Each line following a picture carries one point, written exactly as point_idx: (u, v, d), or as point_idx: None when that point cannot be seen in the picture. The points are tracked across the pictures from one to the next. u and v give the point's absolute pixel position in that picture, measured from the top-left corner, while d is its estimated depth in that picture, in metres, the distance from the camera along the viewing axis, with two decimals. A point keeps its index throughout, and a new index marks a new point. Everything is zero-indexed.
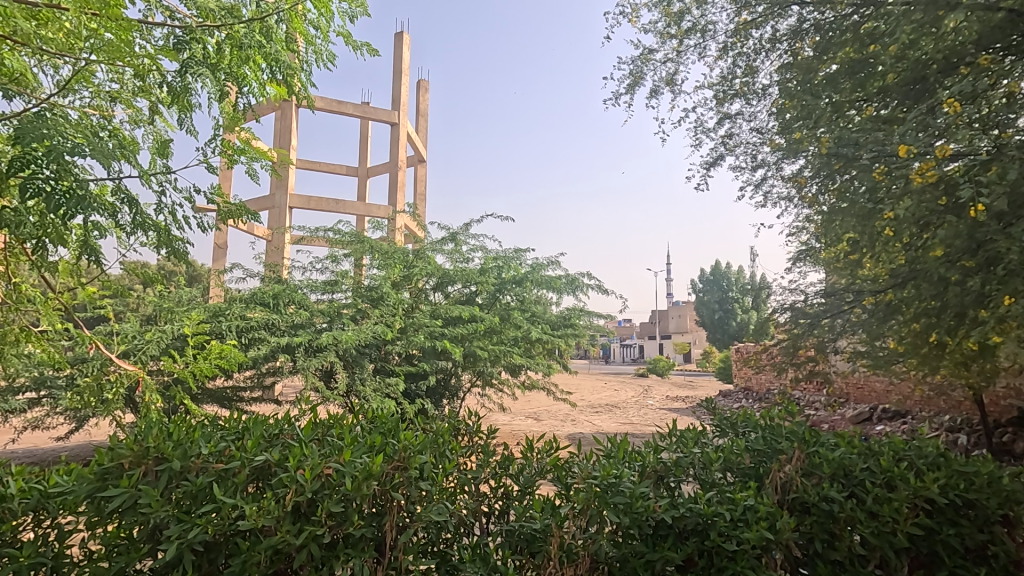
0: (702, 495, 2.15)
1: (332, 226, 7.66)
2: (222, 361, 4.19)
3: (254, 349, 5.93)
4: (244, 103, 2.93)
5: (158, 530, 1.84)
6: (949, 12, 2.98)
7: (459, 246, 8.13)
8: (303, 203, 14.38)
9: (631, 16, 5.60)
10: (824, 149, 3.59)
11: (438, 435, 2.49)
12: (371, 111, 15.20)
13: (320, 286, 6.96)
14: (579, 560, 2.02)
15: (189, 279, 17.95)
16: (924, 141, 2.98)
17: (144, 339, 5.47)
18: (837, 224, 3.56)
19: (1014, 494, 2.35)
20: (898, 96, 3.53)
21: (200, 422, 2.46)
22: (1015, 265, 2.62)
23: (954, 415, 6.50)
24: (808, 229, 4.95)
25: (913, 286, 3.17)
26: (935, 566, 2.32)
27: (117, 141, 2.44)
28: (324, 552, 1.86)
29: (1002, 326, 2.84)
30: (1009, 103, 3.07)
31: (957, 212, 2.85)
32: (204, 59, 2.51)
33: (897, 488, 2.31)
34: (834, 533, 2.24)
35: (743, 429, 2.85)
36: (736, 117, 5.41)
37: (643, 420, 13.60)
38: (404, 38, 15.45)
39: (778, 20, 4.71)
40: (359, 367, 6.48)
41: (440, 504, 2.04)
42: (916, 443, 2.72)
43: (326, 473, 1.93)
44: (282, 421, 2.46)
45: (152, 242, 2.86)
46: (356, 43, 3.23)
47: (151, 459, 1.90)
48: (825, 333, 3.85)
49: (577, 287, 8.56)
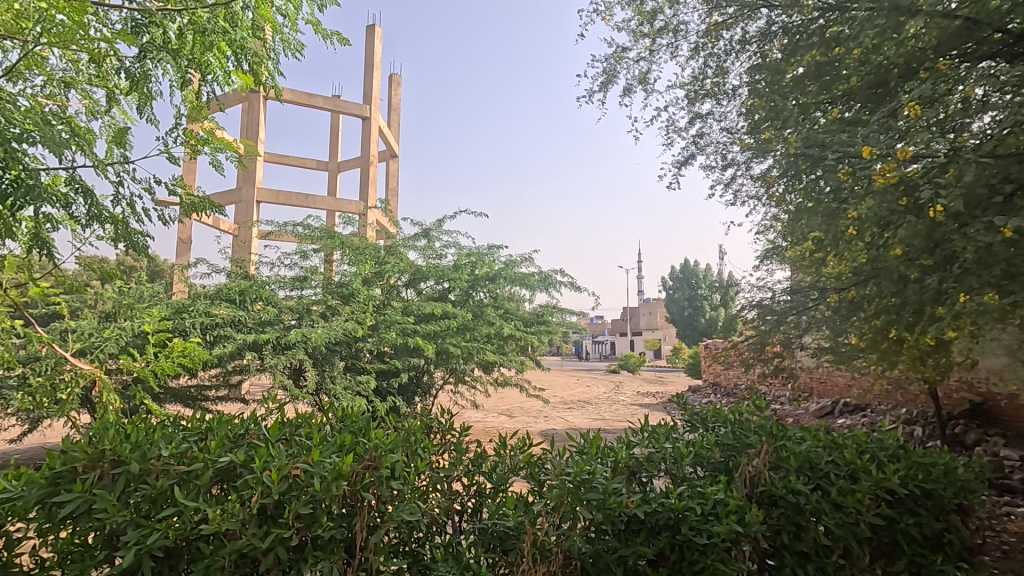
0: (673, 489, 2.18)
1: (302, 221, 7.45)
2: (185, 360, 4.04)
3: (219, 347, 5.72)
4: (208, 91, 2.86)
5: (115, 536, 1.76)
6: (910, 18, 3.07)
7: (432, 242, 8.04)
8: (271, 197, 13.98)
9: (605, 15, 5.60)
10: (792, 149, 3.63)
11: (411, 432, 2.45)
12: (342, 104, 14.89)
13: (289, 283, 6.80)
14: (552, 557, 2.02)
15: (152, 273, 17.43)
16: (885, 143, 3.04)
17: (102, 337, 5.14)
18: (803, 223, 3.65)
19: (967, 484, 2.47)
20: (862, 99, 3.68)
21: (160, 422, 2.36)
22: (970, 264, 2.72)
23: (910, 408, 6.76)
24: (776, 228, 5.06)
25: (874, 284, 3.25)
26: (895, 555, 2.39)
27: (71, 129, 2.37)
28: (292, 555, 1.81)
29: (957, 322, 2.97)
30: (965, 108, 3.18)
31: (917, 212, 2.94)
32: (165, 45, 2.44)
33: (859, 479, 2.38)
34: (800, 524, 2.29)
35: (713, 423, 2.90)
36: (707, 117, 5.47)
37: (616, 416, 13.80)
38: (376, 31, 15.19)
39: (748, 22, 4.78)
40: (329, 365, 6.35)
41: (411, 504, 2.01)
42: (877, 435, 2.81)
43: (293, 474, 1.88)
44: (247, 421, 2.38)
45: (109, 235, 2.81)
46: (326, 31, 3.19)
47: (108, 462, 1.81)
48: (791, 330, 3.91)
49: (550, 285, 8.56)
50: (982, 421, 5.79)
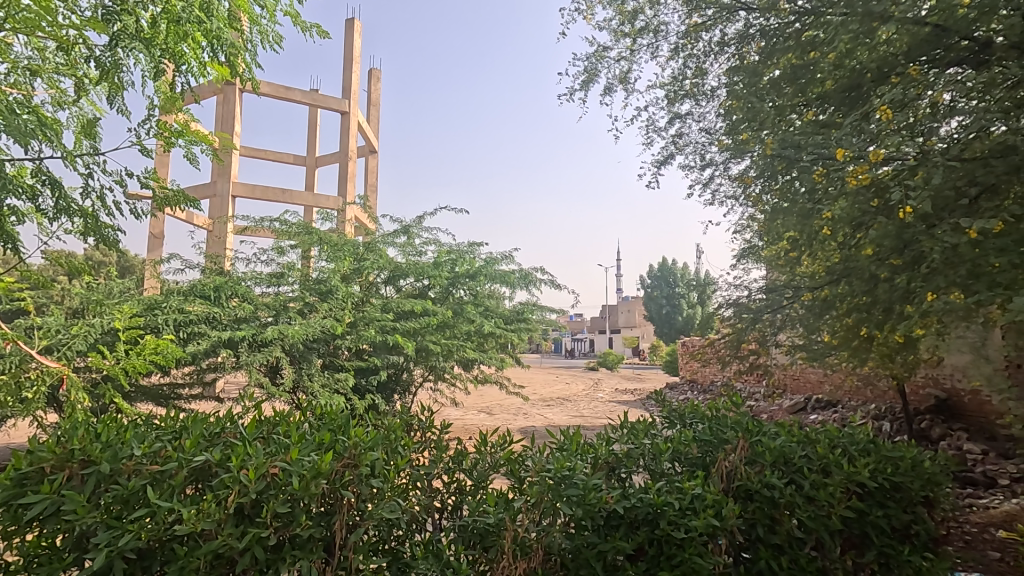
0: (652, 485, 2.21)
1: (279, 216, 7.33)
2: (157, 357, 3.95)
3: (193, 344, 5.60)
4: (182, 82, 2.81)
5: (85, 538, 1.71)
6: (882, 24, 3.16)
7: (412, 239, 7.98)
8: (247, 192, 13.70)
9: (586, 13, 5.62)
10: (768, 150, 3.70)
11: (391, 430, 2.43)
12: (321, 98, 14.67)
13: (265, 279, 6.70)
14: (533, 553, 2.04)
15: (122, 268, 16.97)
16: (858, 146, 3.11)
17: (69, 334, 4.98)
18: (779, 223, 3.73)
19: (934, 477, 2.55)
20: (837, 102, 3.76)
21: (131, 421, 2.31)
22: (937, 264, 2.80)
23: (879, 404, 6.96)
24: (752, 227, 5.14)
25: (846, 283, 3.33)
26: (865, 547, 2.46)
27: (37, 119, 2.33)
28: (270, 554, 1.79)
29: (924, 321, 3.06)
30: (934, 112, 3.27)
31: (887, 213, 3.02)
32: (138, 33, 2.37)
33: (831, 473, 2.44)
34: (775, 518, 2.33)
35: (690, 420, 2.94)
36: (686, 117, 5.53)
37: (594, 413, 13.90)
38: (355, 25, 15.01)
39: (727, 24, 4.85)
40: (307, 363, 6.27)
41: (392, 502, 2.00)
42: (849, 431, 2.88)
43: (271, 472, 1.85)
44: (222, 420, 2.33)
45: (78, 229, 2.81)
46: (305, 23, 3.14)
47: (77, 462, 1.76)
48: (766, 328, 3.98)
49: (531, 283, 8.57)
50: (947, 417, 5.98)
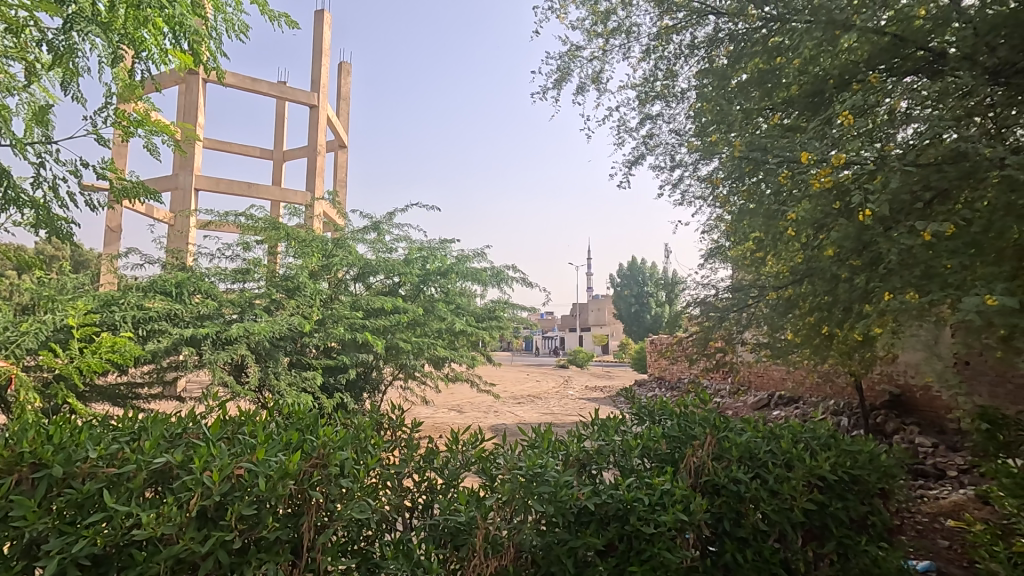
0: (622, 481, 2.24)
1: (244, 210, 7.13)
2: (114, 355, 3.80)
3: (153, 342, 5.40)
4: (143, 70, 2.71)
5: (35, 544, 1.64)
6: (845, 32, 3.26)
7: (382, 236, 7.88)
8: (210, 185, 13.29)
9: (560, 12, 5.63)
10: (736, 152, 3.77)
11: (360, 430, 2.39)
12: (289, 91, 14.34)
13: (229, 275, 6.53)
14: (504, 550, 2.04)
15: (76, 262, 16.22)
16: (822, 149, 3.20)
17: (18, 331, 4.73)
18: (745, 224, 3.82)
19: (889, 470, 2.66)
20: (801, 107, 3.86)
21: (87, 422, 2.21)
22: (894, 265, 2.91)
23: (838, 400, 7.21)
24: (720, 228, 5.25)
25: (809, 282, 3.43)
26: (825, 537, 2.54)
27: None
28: (234, 558, 1.74)
29: (881, 319, 3.17)
30: (891, 119, 3.40)
31: (848, 215, 3.12)
32: (94, 17, 2.28)
33: (795, 467, 2.51)
34: (741, 511, 2.40)
35: (660, 416, 2.99)
36: (657, 118, 5.60)
37: (564, 411, 14.02)
38: (325, 17, 14.72)
39: (697, 28, 4.93)
40: (273, 361, 6.13)
41: (362, 502, 1.96)
42: (810, 426, 2.97)
43: (236, 474, 1.80)
44: (184, 420, 2.25)
45: (27, 220, 2.74)
46: (273, 14, 3.07)
47: (26, 465, 1.67)
48: (732, 326, 4.07)
49: (502, 280, 8.58)
50: (900, 412, 6.23)
